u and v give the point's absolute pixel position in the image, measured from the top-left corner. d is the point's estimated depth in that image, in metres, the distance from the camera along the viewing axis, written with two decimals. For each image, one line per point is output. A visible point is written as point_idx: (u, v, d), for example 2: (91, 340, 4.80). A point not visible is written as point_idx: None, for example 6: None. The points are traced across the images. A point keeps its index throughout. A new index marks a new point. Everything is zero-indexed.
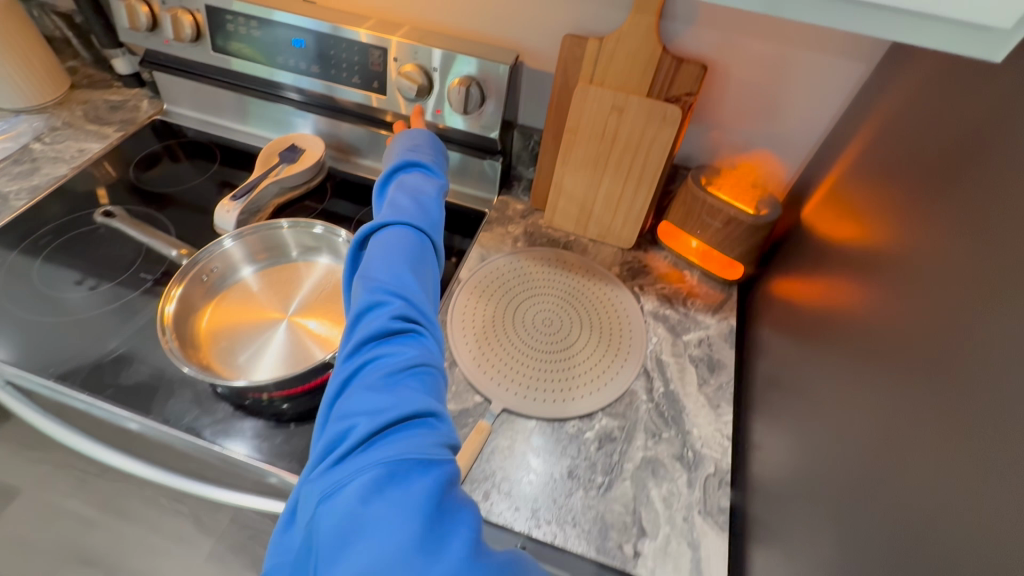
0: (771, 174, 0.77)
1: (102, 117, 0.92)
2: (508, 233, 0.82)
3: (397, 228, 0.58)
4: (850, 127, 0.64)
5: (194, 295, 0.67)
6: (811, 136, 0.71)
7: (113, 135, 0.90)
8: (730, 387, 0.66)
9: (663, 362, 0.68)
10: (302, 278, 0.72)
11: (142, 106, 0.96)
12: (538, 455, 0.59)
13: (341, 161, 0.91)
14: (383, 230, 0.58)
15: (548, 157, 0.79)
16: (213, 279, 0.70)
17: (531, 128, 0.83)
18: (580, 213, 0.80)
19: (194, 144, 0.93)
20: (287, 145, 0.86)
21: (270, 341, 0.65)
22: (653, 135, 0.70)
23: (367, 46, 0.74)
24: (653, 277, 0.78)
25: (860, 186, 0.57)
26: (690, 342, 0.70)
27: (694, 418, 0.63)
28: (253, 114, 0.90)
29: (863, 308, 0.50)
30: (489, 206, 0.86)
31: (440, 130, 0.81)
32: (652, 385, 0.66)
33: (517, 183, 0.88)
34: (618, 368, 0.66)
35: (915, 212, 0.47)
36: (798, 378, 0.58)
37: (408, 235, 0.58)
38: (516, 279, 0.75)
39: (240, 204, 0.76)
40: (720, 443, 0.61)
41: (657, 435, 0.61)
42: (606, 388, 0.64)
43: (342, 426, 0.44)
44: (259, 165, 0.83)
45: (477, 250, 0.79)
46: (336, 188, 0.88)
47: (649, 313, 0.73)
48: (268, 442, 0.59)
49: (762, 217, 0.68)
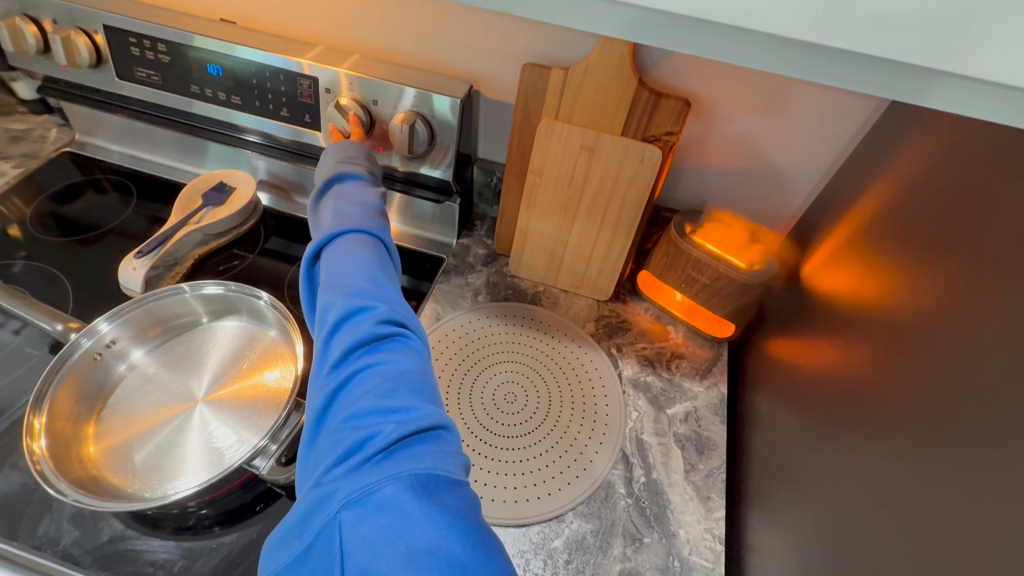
0: (764, 217, 0.68)
1: (0, 150, 0.80)
2: (469, 283, 0.72)
3: (363, 239, 0.51)
4: (857, 175, 0.55)
5: (84, 381, 0.57)
6: (809, 178, 0.62)
7: (12, 172, 0.78)
8: (722, 474, 0.57)
9: (644, 442, 0.59)
10: (217, 347, 0.61)
11: (50, 136, 0.83)
12: None
13: (279, 199, 0.79)
14: (338, 240, 0.51)
15: (512, 199, 0.69)
16: (108, 356, 0.59)
17: (492, 162, 0.73)
18: (550, 262, 0.70)
19: (110, 180, 0.81)
20: (214, 183, 0.75)
21: (174, 435, 0.55)
22: (629, 178, 0.60)
23: (295, 76, 0.63)
24: (633, 334, 0.68)
25: (871, 249, 0.49)
26: (675, 416, 0.61)
27: (680, 515, 0.54)
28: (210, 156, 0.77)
29: (880, 412, 0.41)
30: (448, 252, 0.75)
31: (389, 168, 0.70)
32: (631, 474, 0.56)
33: (479, 224, 0.78)
34: (591, 454, 0.57)
35: (939, 287, 0.38)
36: (801, 478, 0.49)
37: (371, 240, 0.52)
38: (474, 343, 0.65)
39: (149, 259, 0.66)
40: (711, 548, 0.52)
41: (638, 540, 0.52)
42: (577, 482, 0.55)
43: (359, 426, 0.37)
44: (178, 209, 0.72)
45: (431, 306, 0.68)
46: (271, 232, 0.76)
47: (627, 381, 0.64)
48: (165, 569, 0.48)
49: (756, 274, 0.59)
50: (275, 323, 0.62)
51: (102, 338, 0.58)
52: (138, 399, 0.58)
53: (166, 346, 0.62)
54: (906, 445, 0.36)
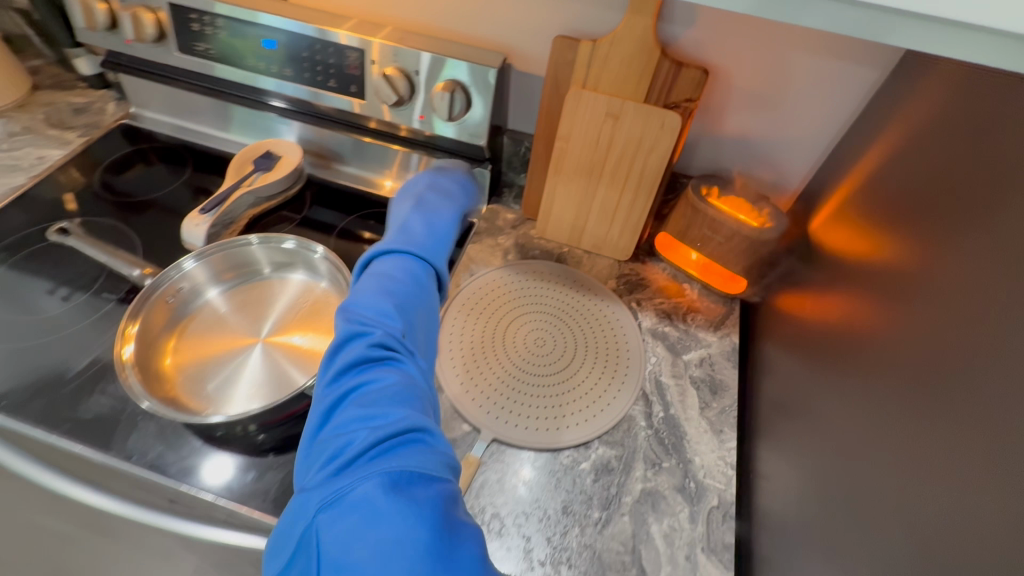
0: (774, 183, 0.73)
1: (65, 121, 0.87)
2: (498, 245, 0.77)
3: (403, 259, 0.57)
4: (862, 138, 0.60)
5: (157, 321, 0.62)
6: (817, 145, 0.68)
7: (76, 140, 0.85)
8: (733, 411, 0.63)
9: (662, 383, 0.65)
10: (277, 298, 0.68)
11: (108, 109, 0.90)
12: (532, 489, 0.55)
13: (321, 167, 0.86)
14: (385, 258, 0.57)
15: (539, 165, 0.75)
16: (178, 303, 0.65)
17: (521, 133, 0.78)
18: (574, 224, 0.76)
19: (165, 150, 0.87)
20: (261, 152, 0.81)
21: (242, 372, 0.61)
22: (652, 143, 0.65)
23: (343, 48, 0.69)
24: (652, 290, 0.74)
25: (875, 201, 0.54)
26: (690, 361, 0.67)
27: (696, 445, 0.60)
28: (236, 121, 0.84)
29: (877, 340, 0.46)
30: (478, 216, 0.82)
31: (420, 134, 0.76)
32: (651, 409, 0.62)
33: (507, 191, 0.84)
34: (614, 391, 0.63)
35: (954, 268, 0.40)
36: (810, 406, 0.54)
37: (408, 263, 0.57)
38: (505, 297, 0.71)
39: (210, 217, 0.71)
40: (724, 473, 0.58)
41: (657, 464, 0.58)
42: (602, 415, 0.61)
43: (343, 434, 0.41)
44: (230, 174, 0.78)
45: (465, 264, 0.74)
46: (315, 197, 0.83)
47: (647, 331, 0.69)
48: (240, 480, 0.54)
49: (768, 230, 0.65)
50: (328, 276, 0.68)
51: (188, 274, 0.65)
52: (213, 334, 0.64)
53: (227, 298, 0.67)
54: (917, 357, 0.41)
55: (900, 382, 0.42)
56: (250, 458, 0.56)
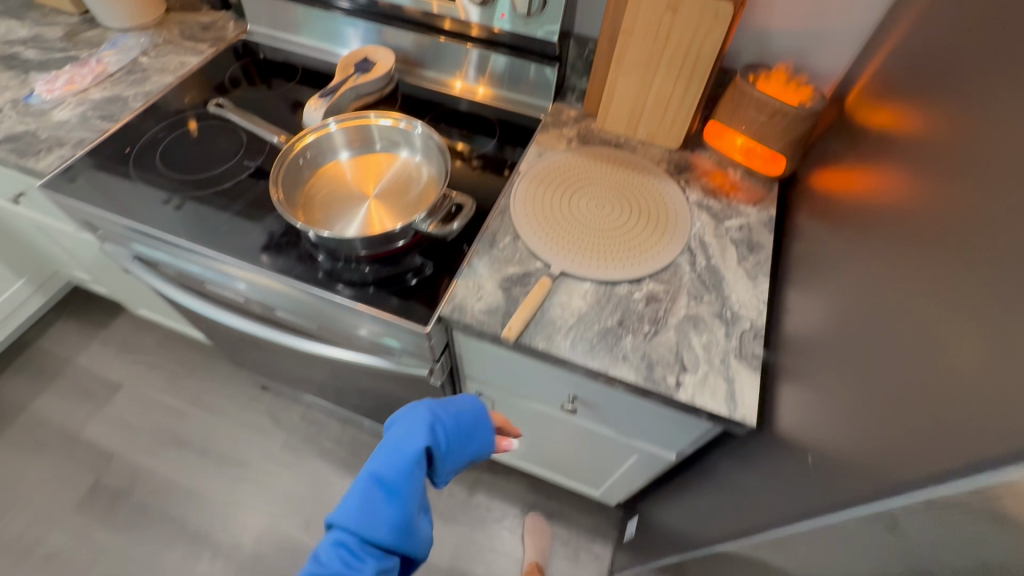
0: (815, 75, 0.81)
1: (196, 36, 1.03)
2: (562, 134, 0.89)
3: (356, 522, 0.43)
4: (895, 18, 0.68)
5: (294, 172, 0.77)
6: (855, 33, 0.75)
7: (207, 51, 1.01)
8: (768, 264, 0.73)
9: (705, 242, 0.76)
10: (385, 167, 0.82)
11: (229, 27, 1.06)
12: (594, 309, 0.68)
13: (407, 73, 0.99)
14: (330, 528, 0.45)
15: (602, 61, 0.85)
16: (308, 161, 0.79)
17: (586, 36, 0.89)
18: (631, 115, 0.86)
19: (277, 61, 1.03)
20: (361, 57, 0.95)
21: (360, 216, 0.75)
22: (705, 31, 0.73)
23: None
24: (699, 173, 0.84)
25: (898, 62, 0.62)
26: (731, 226, 0.77)
27: (733, 286, 0.71)
28: (306, 26, 1.00)
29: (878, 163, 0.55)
30: (543, 112, 0.94)
31: (491, 34, 0.89)
32: (695, 260, 0.73)
33: (569, 93, 0.95)
34: (664, 244, 0.74)
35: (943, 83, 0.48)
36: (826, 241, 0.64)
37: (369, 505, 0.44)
38: (570, 173, 0.82)
39: (327, 101, 0.86)
40: (757, 306, 0.69)
41: (699, 298, 0.69)
42: (653, 259, 0.72)
43: None
44: (338, 73, 0.92)
45: (534, 148, 0.86)
46: (404, 98, 0.96)
47: (694, 203, 0.80)
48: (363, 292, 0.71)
49: (807, 108, 0.73)
50: (423, 151, 0.82)
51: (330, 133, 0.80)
52: (348, 180, 0.80)
53: (346, 164, 0.82)
54: (898, 169, 0.50)
55: (880, 197, 0.51)
56: (362, 289, 0.72)
